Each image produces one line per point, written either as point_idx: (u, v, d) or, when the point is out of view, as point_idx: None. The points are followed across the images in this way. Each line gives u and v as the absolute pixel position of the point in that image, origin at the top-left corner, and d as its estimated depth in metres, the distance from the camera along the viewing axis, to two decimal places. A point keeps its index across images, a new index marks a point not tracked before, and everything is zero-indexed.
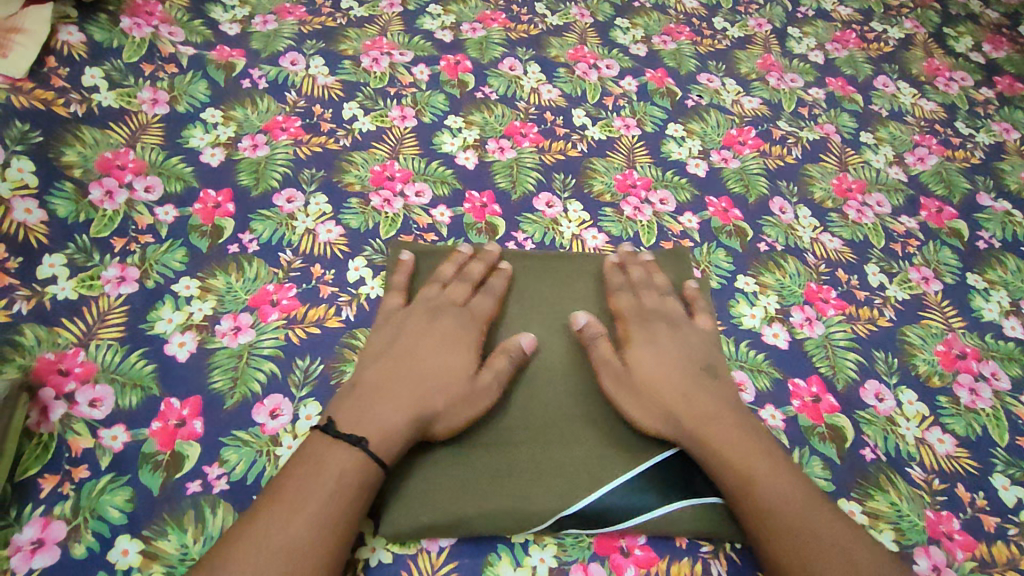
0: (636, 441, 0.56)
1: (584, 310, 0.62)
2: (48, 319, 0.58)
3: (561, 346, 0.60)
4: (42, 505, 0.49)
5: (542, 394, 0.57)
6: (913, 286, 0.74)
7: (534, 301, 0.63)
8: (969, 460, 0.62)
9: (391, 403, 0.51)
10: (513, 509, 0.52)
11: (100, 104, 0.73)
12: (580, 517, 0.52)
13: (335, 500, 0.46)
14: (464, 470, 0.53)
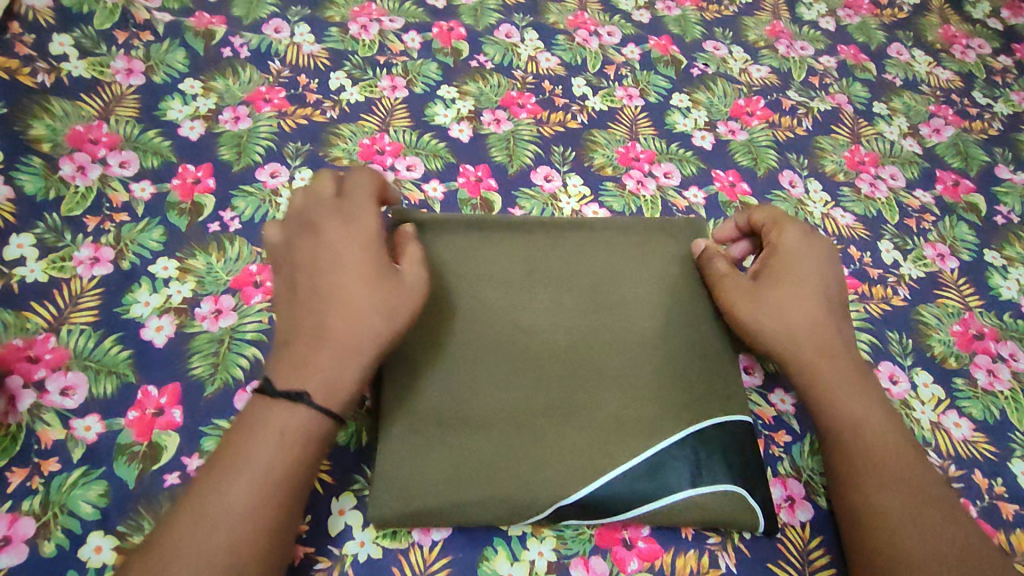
0: (640, 427, 0.52)
1: (594, 287, 0.58)
2: (15, 303, 0.55)
3: (565, 325, 0.56)
4: (10, 500, 0.47)
5: (547, 377, 0.53)
6: (928, 263, 0.71)
7: (541, 274, 0.58)
8: (986, 445, 0.59)
9: (323, 336, 0.45)
10: (510, 498, 0.49)
11: (70, 74, 0.69)
12: (579, 508, 0.49)
13: (279, 453, 0.43)
14: (460, 455, 0.50)
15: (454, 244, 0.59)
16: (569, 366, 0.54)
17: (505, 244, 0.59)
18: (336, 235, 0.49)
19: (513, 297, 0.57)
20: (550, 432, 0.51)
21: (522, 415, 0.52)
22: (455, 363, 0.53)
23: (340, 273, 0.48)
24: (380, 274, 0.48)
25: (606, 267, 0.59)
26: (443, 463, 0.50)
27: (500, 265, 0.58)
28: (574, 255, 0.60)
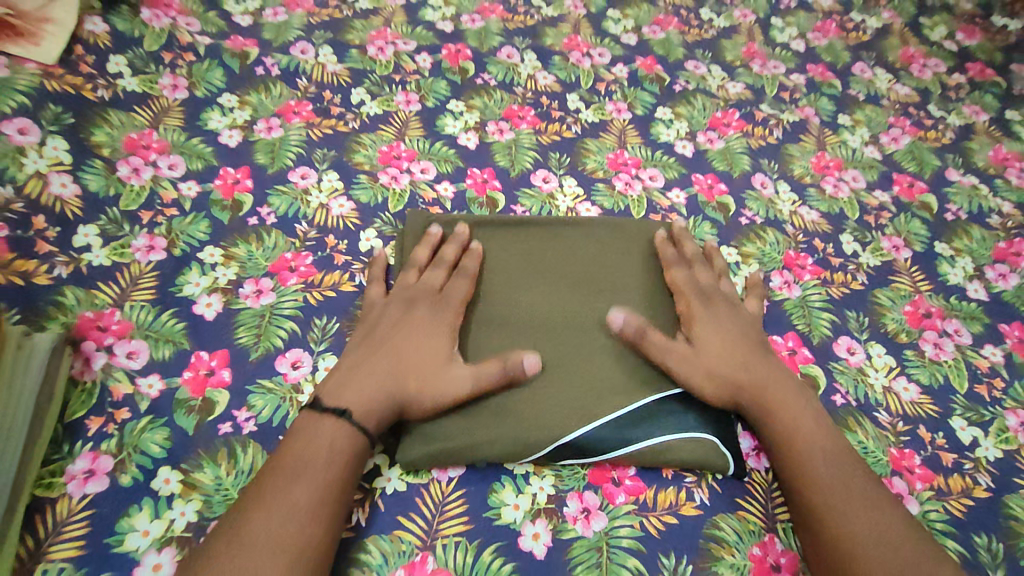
0: (627, 382, 0.60)
1: (585, 267, 0.68)
2: (85, 282, 0.63)
3: (558, 296, 0.65)
4: (90, 441, 0.54)
5: (543, 339, 0.62)
6: (885, 254, 0.80)
7: (538, 259, 0.68)
8: (931, 405, 0.67)
9: (372, 385, 0.55)
10: (514, 435, 0.56)
11: (125, 89, 0.77)
12: (574, 449, 0.56)
13: (333, 464, 0.50)
14: (469, 401, 0.58)
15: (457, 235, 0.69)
16: (564, 334, 0.63)
17: (510, 239, 0.69)
18: (420, 322, 0.60)
19: (514, 279, 0.66)
20: (545, 380, 0.59)
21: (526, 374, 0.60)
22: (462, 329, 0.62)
23: (401, 348, 0.58)
24: (433, 356, 0.57)
25: (592, 258, 0.69)
26: (456, 417, 0.57)
27: (501, 253, 0.68)
28: (567, 245, 0.69)
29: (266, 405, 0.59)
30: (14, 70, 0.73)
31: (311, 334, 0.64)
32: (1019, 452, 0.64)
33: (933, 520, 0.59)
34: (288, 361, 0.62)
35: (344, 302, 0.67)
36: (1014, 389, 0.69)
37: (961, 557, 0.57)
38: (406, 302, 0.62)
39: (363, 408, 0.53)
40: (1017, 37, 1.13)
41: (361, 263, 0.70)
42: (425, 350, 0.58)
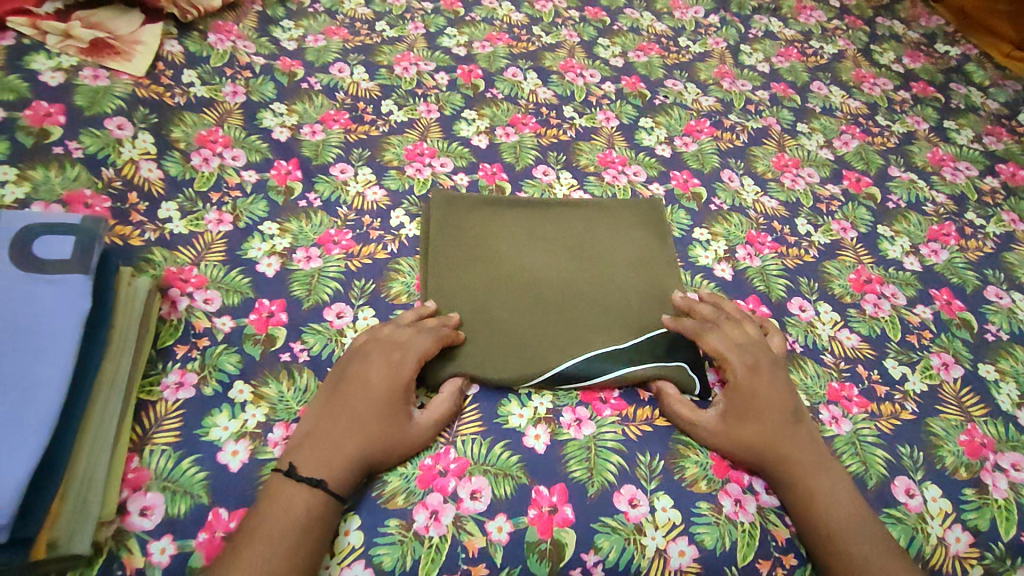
0: (610, 329, 0.74)
1: (575, 242, 0.83)
2: (169, 245, 0.77)
3: (555, 263, 0.80)
4: (178, 361, 0.67)
5: (542, 294, 0.77)
6: (834, 233, 0.94)
7: (538, 235, 0.83)
8: (869, 350, 0.80)
9: (341, 445, 0.59)
10: (519, 364, 0.70)
11: (196, 96, 0.93)
12: (568, 377, 0.69)
13: (304, 531, 0.54)
14: (483, 338, 0.72)
15: (471, 214, 0.85)
16: (562, 291, 0.77)
17: (517, 220, 0.85)
18: (377, 379, 0.63)
19: (521, 249, 0.81)
20: (544, 325, 0.74)
21: (532, 318, 0.74)
22: (477, 286, 0.77)
23: (361, 410, 0.61)
24: (392, 416, 0.61)
25: (581, 235, 0.84)
26: (472, 349, 0.71)
27: (507, 230, 0.83)
28: (561, 225, 0.85)
29: (317, 342, 0.72)
30: (112, 79, 0.88)
31: (352, 292, 0.77)
32: (941, 386, 0.77)
33: (864, 435, 0.71)
34: (334, 312, 0.75)
35: (379, 267, 0.80)
36: (940, 339, 0.82)
37: (888, 463, 0.69)
38: (360, 357, 0.65)
39: (335, 474, 0.58)
40: (956, 61, 1.30)
41: (392, 235, 0.84)
42: (383, 413, 0.61)
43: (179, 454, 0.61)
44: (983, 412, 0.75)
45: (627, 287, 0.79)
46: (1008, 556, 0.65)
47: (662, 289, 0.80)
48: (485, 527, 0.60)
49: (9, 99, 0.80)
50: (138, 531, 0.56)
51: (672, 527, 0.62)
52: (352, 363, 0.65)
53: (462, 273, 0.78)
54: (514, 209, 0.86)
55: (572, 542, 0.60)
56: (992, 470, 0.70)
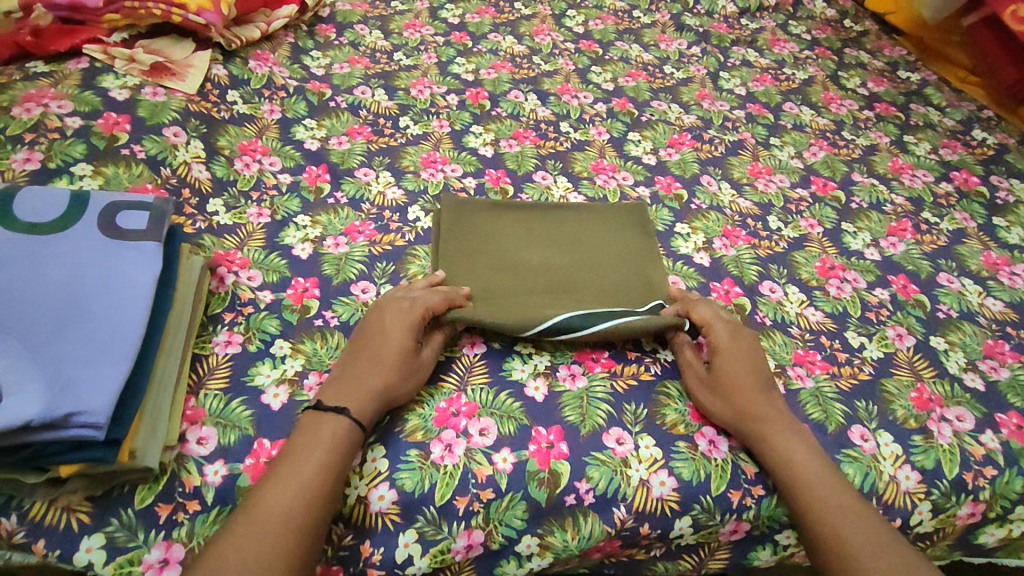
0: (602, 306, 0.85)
1: (570, 239, 0.95)
2: (217, 232, 0.89)
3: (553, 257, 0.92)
4: (227, 325, 0.78)
5: (542, 281, 0.88)
6: (802, 229, 1.05)
7: (539, 234, 0.95)
8: (831, 324, 0.90)
9: (361, 385, 0.69)
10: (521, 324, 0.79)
11: (239, 112, 1.06)
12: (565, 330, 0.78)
13: (332, 449, 0.64)
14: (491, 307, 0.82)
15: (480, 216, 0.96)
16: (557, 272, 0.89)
17: (518, 220, 0.97)
18: (390, 329, 0.73)
19: (523, 245, 0.93)
20: (543, 299, 0.84)
21: (534, 292, 0.85)
22: (484, 274, 0.88)
23: (376, 353, 0.72)
24: (404, 358, 0.72)
25: (575, 233, 0.96)
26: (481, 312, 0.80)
27: (511, 230, 0.95)
28: (557, 225, 0.97)
29: (345, 312, 0.83)
30: (168, 96, 1.02)
31: (375, 272, 0.88)
32: (896, 353, 0.87)
33: (825, 391, 0.80)
34: (360, 288, 0.86)
35: (398, 252, 0.92)
36: (896, 315, 0.92)
37: (845, 413, 0.78)
38: (377, 315, 0.76)
39: (356, 404, 0.67)
40: (916, 85, 1.44)
41: (409, 227, 0.95)
42: (396, 352, 0.71)
43: (229, 396, 0.71)
44: (932, 374, 0.85)
45: (615, 275, 0.91)
46: (953, 493, 0.75)
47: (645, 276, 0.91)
48: (492, 458, 0.70)
49: (85, 110, 0.94)
50: (196, 456, 0.66)
51: (655, 461, 0.71)
52: (371, 321, 0.75)
53: (473, 264, 0.90)
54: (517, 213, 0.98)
55: (566, 471, 0.70)
56: (938, 420, 0.79)
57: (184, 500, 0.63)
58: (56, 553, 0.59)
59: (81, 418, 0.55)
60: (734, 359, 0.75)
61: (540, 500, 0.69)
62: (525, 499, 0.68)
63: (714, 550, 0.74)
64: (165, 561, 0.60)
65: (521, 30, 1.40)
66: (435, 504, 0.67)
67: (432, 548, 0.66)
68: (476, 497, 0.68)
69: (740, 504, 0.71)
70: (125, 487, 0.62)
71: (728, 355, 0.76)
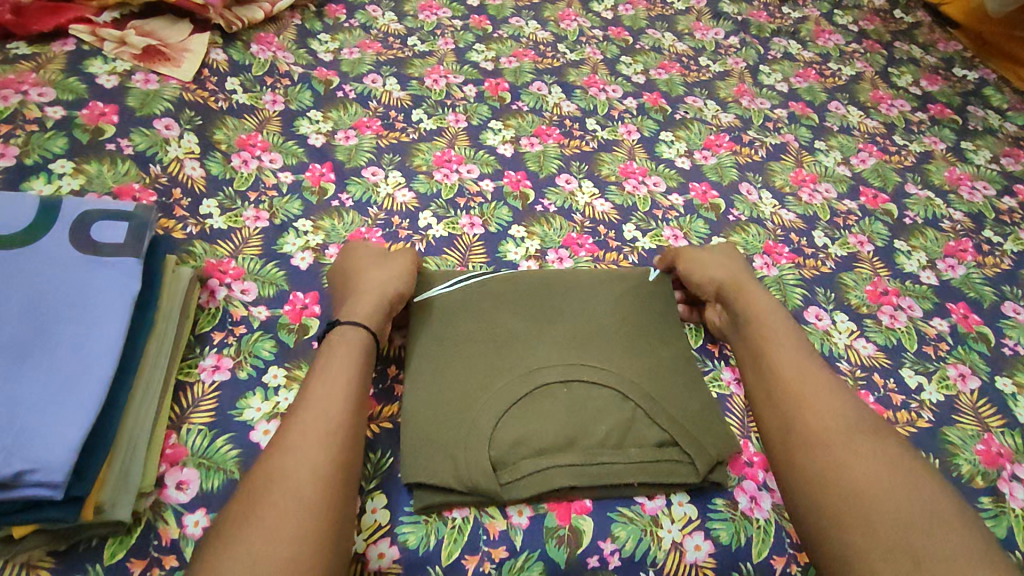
0: (606, 377, 0.69)
1: (599, 300, 0.78)
2: (210, 238, 0.81)
3: (573, 315, 0.75)
4: (215, 347, 0.70)
5: (537, 348, 0.71)
6: (851, 246, 0.95)
7: (560, 291, 0.78)
8: (885, 359, 0.81)
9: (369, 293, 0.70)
10: (500, 350, 0.71)
11: (238, 102, 0.98)
12: (539, 336, 0.73)
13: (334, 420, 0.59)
14: (467, 334, 0.72)
15: (503, 283, 0.78)
16: (561, 343, 0.72)
17: (539, 282, 0.79)
18: (370, 262, 0.76)
19: (533, 305, 0.76)
20: (530, 346, 0.71)
21: (505, 336, 0.72)
22: (481, 326, 0.73)
23: (368, 275, 0.73)
24: (392, 275, 0.73)
25: (597, 287, 0.79)
26: (466, 335, 0.72)
27: (523, 293, 0.77)
28: (577, 288, 0.79)
29: None
30: (162, 83, 0.93)
31: None
32: (958, 396, 0.78)
33: None
34: None
35: None
36: (957, 351, 0.83)
37: None
38: (366, 257, 0.77)
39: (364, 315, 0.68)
40: (974, 85, 1.32)
41: (420, 236, 0.87)
42: (388, 270, 0.74)
43: (213, 432, 0.64)
44: (999, 423, 0.76)
45: (624, 341, 0.74)
46: None
47: (661, 354, 0.74)
48: (506, 511, 0.63)
49: (68, 99, 0.86)
50: (174, 503, 0.59)
51: (688, 521, 0.64)
52: (350, 258, 0.77)
53: (474, 307, 0.75)
54: (532, 280, 0.79)
55: (589, 529, 0.63)
56: (1009, 480, 0.71)
57: (160, 556, 0.57)
58: None
59: (35, 477, 0.48)
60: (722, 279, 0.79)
61: (559, 562, 0.61)
62: (542, 558, 0.61)
63: None
64: None
65: (545, 15, 1.30)
66: (442, 563, 0.60)
67: None
68: (488, 556, 0.61)
69: (784, 572, 0.63)
70: (92, 541, 0.56)
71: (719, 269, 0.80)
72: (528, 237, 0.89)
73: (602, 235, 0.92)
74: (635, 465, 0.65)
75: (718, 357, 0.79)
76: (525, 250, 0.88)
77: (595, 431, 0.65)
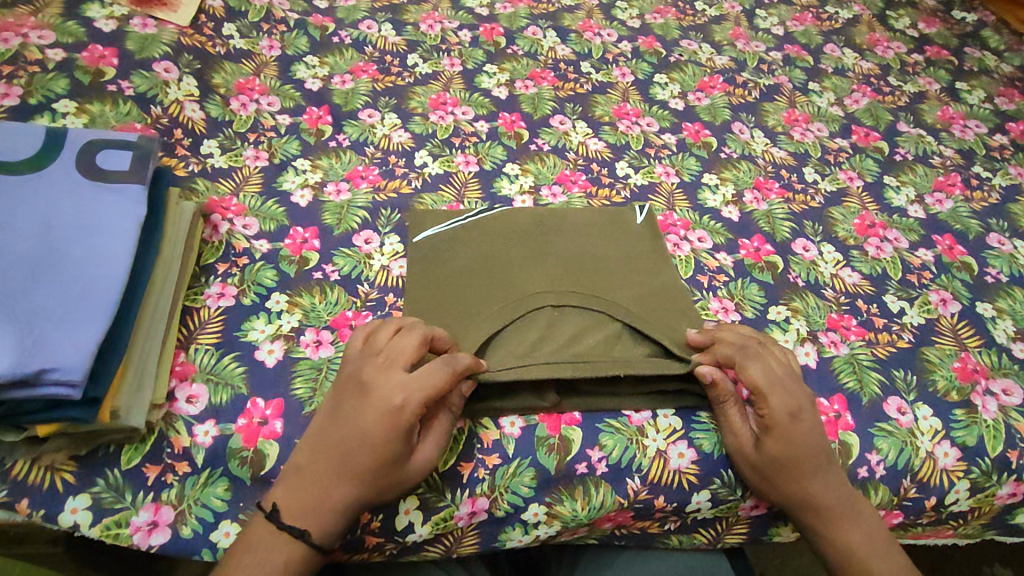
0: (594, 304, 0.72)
1: (592, 234, 0.80)
2: (211, 177, 0.83)
3: (565, 246, 0.78)
4: (219, 277, 0.73)
5: (531, 276, 0.74)
6: (840, 182, 0.96)
7: (556, 224, 0.80)
8: (869, 287, 0.83)
9: (327, 496, 0.56)
10: (494, 279, 0.74)
11: (235, 48, 0.99)
12: (532, 266, 0.75)
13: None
14: (464, 263, 0.76)
15: (501, 217, 0.81)
16: (553, 270, 0.75)
17: (537, 216, 0.81)
18: (361, 418, 0.57)
19: (529, 237, 0.79)
20: (523, 275, 0.74)
21: (498, 265, 0.75)
22: (478, 257, 0.76)
23: (339, 452, 0.57)
24: (378, 473, 0.57)
25: (590, 222, 0.81)
26: (464, 264, 0.76)
27: (519, 226, 0.80)
28: (572, 221, 0.81)
29: (346, 264, 0.77)
30: (160, 27, 0.95)
31: (379, 221, 0.82)
32: (938, 320, 0.81)
33: (861, 358, 0.75)
34: (362, 238, 0.80)
35: (405, 200, 0.85)
36: (940, 279, 0.85)
37: (882, 383, 0.74)
38: (358, 389, 0.59)
39: (320, 527, 0.56)
40: (972, 27, 1.31)
41: (416, 174, 0.89)
42: (376, 450, 0.56)
43: (220, 352, 0.67)
44: (977, 342, 0.79)
45: (614, 270, 0.76)
46: (994, 471, 0.71)
47: (651, 284, 0.76)
48: (499, 422, 0.66)
49: (68, 42, 0.88)
50: (185, 415, 0.63)
51: (673, 431, 0.68)
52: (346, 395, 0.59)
53: (472, 239, 0.78)
54: (531, 215, 0.81)
55: (578, 438, 0.66)
56: (982, 394, 0.75)
57: (174, 462, 0.61)
58: (41, 513, 0.57)
59: (54, 376, 0.52)
60: (810, 428, 0.63)
61: (550, 468, 0.65)
62: (533, 465, 0.65)
63: (732, 525, 0.71)
64: (154, 524, 0.58)
65: None
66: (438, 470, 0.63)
67: (433, 516, 0.62)
68: (482, 463, 0.64)
69: None
70: (111, 447, 0.60)
71: (791, 397, 0.62)
72: (522, 174, 0.91)
73: (595, 173, 0.93)
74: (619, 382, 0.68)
75: (707, 288, 0.80)
76: (520, 187, 0.90)
77: (579, 347, 0.69)
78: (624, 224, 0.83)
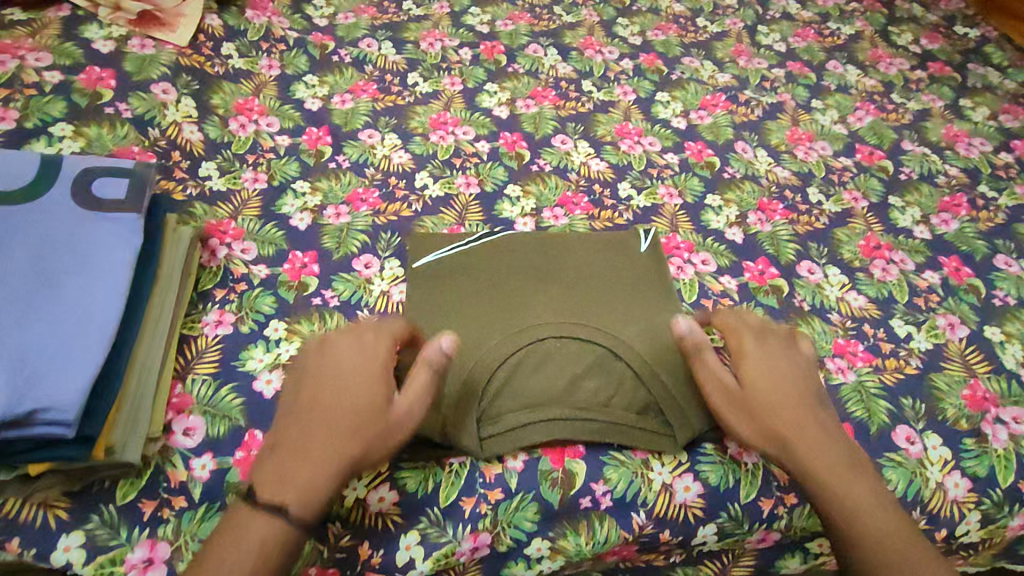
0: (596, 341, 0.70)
1: (597, 265, 0.78)
2: (210, 200, 0.82)
3: (568, 278, 0.76)
4: (217, 303, 0.72)
5: (531, 309, 0.72)
6: (845, 203, 0.95)
7: (560, 255, 0.79)
8: (876, 311, 0.82)
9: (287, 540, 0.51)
10: (494, 310, 0.72)
11: (234, 67, 0.98)
12: (535, 298, 0.74)
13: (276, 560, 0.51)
14: (464, 293, 0.74)
15: (504, 246, 0.79)
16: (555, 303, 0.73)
17: (539, 246, 0.80)
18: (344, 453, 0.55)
19: (531, 267, 0.77)
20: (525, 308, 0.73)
21: (499, 296, 0.74)
22: (478, 286, 0.75)
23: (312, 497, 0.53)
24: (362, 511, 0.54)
25: (596, 252, 0.80)
26: (464, 293, 0.74)
27: (522, 256, 0.79)
28: (575, 250, 0.80)
29: (346, 290, 0.76)
30: (158, 48, 0.94)
31: (379, 245, 0.81)
32: (946, 345, 0.80)
33: (868, 386, 0.74)
34: (362, 262, 0.79)
35: (404, 224, 0.84)
36: (947, 302, 0.84)
37: (890, 412, 0.73)
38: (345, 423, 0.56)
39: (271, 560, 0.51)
40: (975, 43, 1.31)
41: (416, 196, 0.88)
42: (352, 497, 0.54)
43: (218, 382, 0.66)
44: (986, 369, 0.78)
45: (618, 304, 0.74)
46: (1006, 503, 0.69)
47: (655, 317, 0.74)
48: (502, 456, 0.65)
49: (66, 64, 0.87)
50: (181, 448, 0.62)
51: (678, 464, 0.66)
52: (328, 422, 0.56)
53: (473, 268, 0.77)
54: (536, 245, 0.80)
55: (582, 472, 0.65)
56: (993, 423, 0.73)
57: (169, 497, 0.59)
58: (32, 552, 0.55)
59: (47, 416, 0.51)
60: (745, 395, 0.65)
61: (553, 503, 0.64)
62: (536, 500, 0.63)
63: (738, 556, 0.70)
64: (149, 561, 0.57)
65: None
66: (439, 506, 0.62)
67: (435, 551, 0.61)
68: (484, 498, 0.63)
69: (771, 514, 0.66)
70: (105, 483, 0.59)
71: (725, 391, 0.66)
72: (523, 197, 0.90)
73: (597, 194, 0.92)
74: (619, 422, 0.66)
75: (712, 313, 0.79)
76: (521, 209, 0.89)
77: (583, 388, 0.67)
78: (628, 254, 0.81)
